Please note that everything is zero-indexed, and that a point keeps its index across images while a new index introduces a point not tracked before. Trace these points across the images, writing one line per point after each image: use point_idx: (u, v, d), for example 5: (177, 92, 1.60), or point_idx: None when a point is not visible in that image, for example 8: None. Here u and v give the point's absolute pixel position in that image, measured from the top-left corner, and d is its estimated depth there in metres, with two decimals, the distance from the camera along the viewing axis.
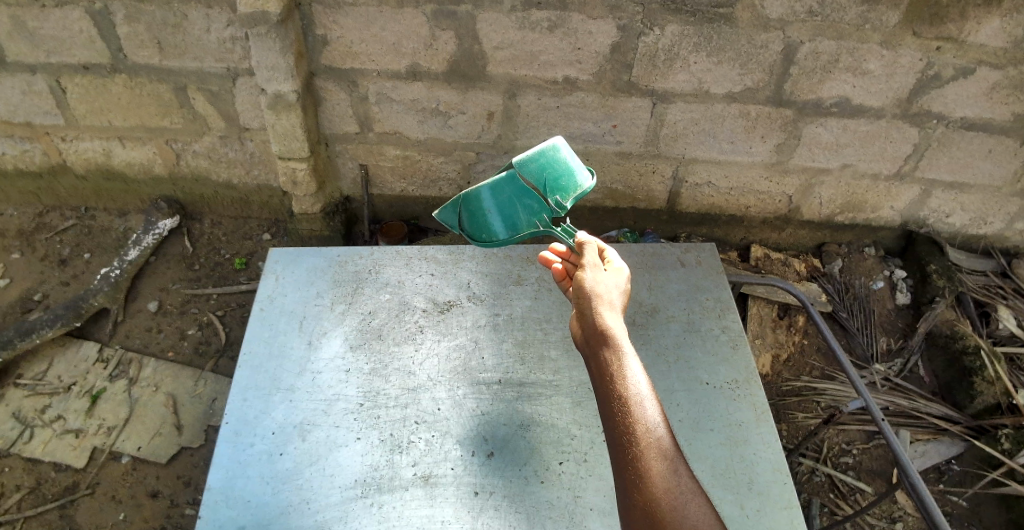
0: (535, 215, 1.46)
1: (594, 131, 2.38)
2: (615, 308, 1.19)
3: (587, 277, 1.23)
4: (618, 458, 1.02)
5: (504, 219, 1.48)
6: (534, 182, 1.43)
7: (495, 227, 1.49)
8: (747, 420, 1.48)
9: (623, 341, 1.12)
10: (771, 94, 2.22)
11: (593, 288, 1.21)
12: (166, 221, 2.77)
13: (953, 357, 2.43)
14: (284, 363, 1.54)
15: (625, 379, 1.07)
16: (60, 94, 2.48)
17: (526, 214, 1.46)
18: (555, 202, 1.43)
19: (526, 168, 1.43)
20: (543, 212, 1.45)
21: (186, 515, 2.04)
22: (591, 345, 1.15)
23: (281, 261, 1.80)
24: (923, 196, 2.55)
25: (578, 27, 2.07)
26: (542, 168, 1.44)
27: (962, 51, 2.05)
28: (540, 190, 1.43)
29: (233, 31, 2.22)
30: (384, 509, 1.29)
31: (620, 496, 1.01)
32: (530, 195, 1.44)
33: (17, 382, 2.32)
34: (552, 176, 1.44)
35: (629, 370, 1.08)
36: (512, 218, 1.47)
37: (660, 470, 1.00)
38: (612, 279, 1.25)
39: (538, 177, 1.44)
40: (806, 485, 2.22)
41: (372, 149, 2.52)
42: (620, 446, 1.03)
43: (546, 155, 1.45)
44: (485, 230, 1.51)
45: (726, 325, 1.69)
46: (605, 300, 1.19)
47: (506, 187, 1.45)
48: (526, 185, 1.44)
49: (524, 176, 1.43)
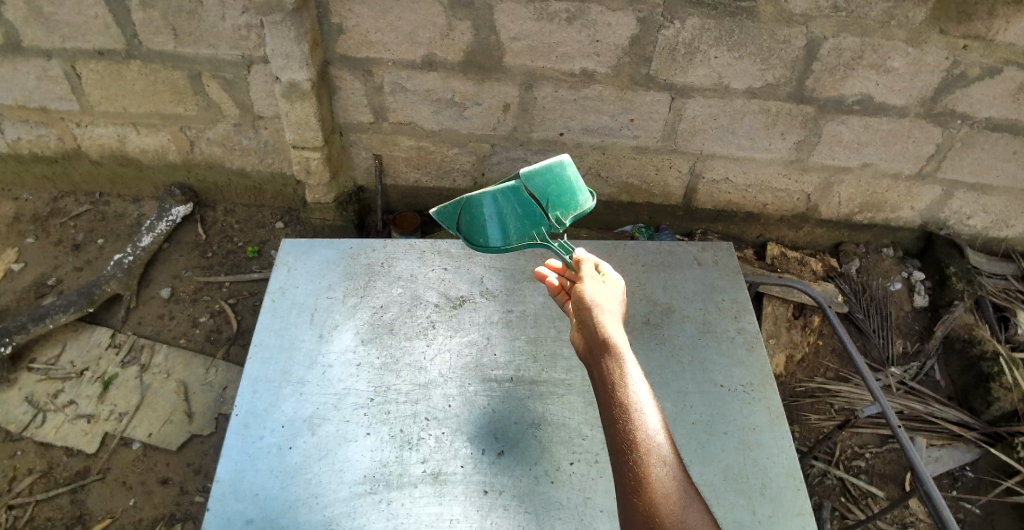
0: (533, 228, 1.41)
1: (611, 125, 2.36)
2: (615, 318, 1.18)
3: (586, 288, 1.22)
4: (620, 464, 0.99)
5: (503, 230, 1.42)
6: (538, 196, 1.38)
7: (492, 234, 1.44)
8: (761, 424, 1.45)
9: (624, 350, 1.10)
10: (792, 90, 2.18)
11: (591, 297, 1.20)
12: (180, 208, 2.77)
13: (970, 363, 2.39)
14: (295, 356, 1.53)
15: (625, 386, 1.05)
16: (75, 80, 2.48)
17: (525, 226, 1.41)
18: (555, 218, 1.40)
19: (532, 181, 1.38)
20: (542, 225, 1.41)
21: (196, 503, 2.05)
22: (592, 354, 1.13)
23: (293, 252, 1.79)
24: (945, 197, 2.50)
25: (597, 19, 2.03)
26: (549, 183, 1.38)
27: (989, 50, 1.99)
28: (543, 204, 1.39)
29: (247, 18, 2.21)
30: (392, 506, 1.28)
31: (621, 501, 0.97)
32: (530, 214, 1.40)
33: (30, 366, 2.32)
34: (556, 192, 1.40)
35: (630, 378, 1.06)
36: (511, 228, 1.42)
37: (661, 476, 0.96)
38: (611, 289, 1.25)
39: (543, 191, 1.38)
40: (818, 488, 2.19)
41: (386, 140, 2.50)
42: (622, 452, 1.00)
43: (554, 172, 1.39)
44: (482, 236, 1.45)
45: (742, 327, 1.66)
46: (604, 310, 1.18)
47: (512, 197, 1.38)
48: (529, 202, 1.39)
49: (529, 189, 1.38)
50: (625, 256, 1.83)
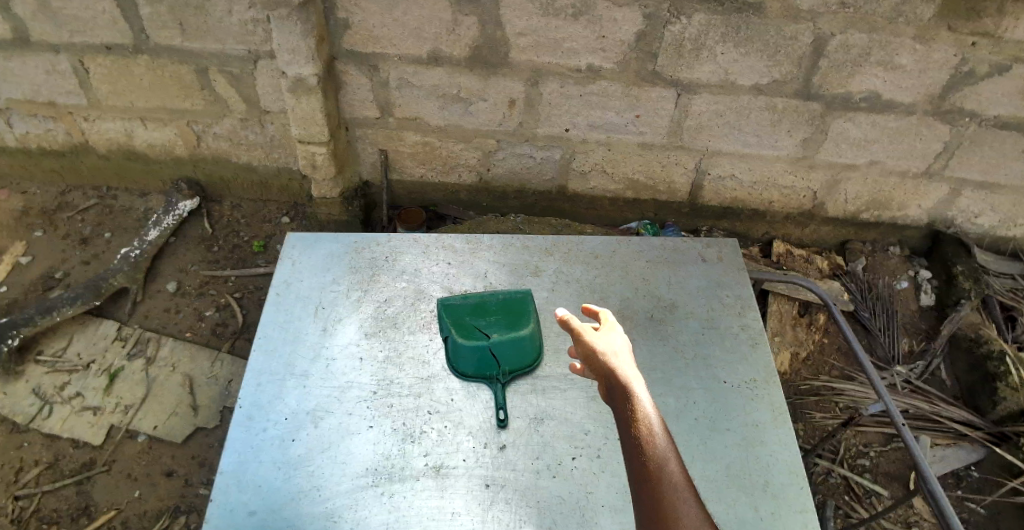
0: (488, 369, 1.48)
1: (617, 121, 2.35)
2: (626, 358, 1.19)
3: (591, 332, 1.22)
4: (640, 501, 1.01)
5: (460, 366, 1.48)
6: (509, 351, 1.49)
7: (462, 355, 1.48)
8: (765, 421, 1.45)
9: (637, 387, 1.12)
10: (798, 87, 2.17)
11: (599, 341, 1.21)
12: (187, 202, 2.79)
13: (976, 362, 2.37)
14: (298, 348, 1.52)
15: (640, 425, 1.06)
16: (83, 74, 2.50)
17: (486, 364, 1.48)
18: (505, 372, 1.48)
19: (515, 338, 1.50)
20: (495, 371, 1.48)
21: (200, 495, 2.06)
22: (608, 396, 1.15)
23: (298, 245, 1.78)
24: (952, 195, 2.49)
25: (603, 14, 2.03)
26: (523, 349, 1.51)
27: (998, 47, 1.98)
28: (506, 358, 1.49)
29: (254, 13, 2.22)
30: (395, 499, 1.27)
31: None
32: (491, 367, 1.48)
33: (37, 358, 2.34)
34: (521, 357, 1.50)
35: (643, 414, 1.07)
36: (476, 360, 1.48)
37: (681, 511, 0.97)
38: (618, 334, 1.24)
39: (515, 350, 1.50)
40: (821, 486, 2.18)
41: (392, 135, 2.50)
42: (641, 488, 1.01)
43: (525, 337, 1.51)
44: (455, 351, 1.50)
45: (746, 323, 1.65)
46: (612, 351, 1.18)
47: (483, 348, 1.47)
48: (494, 353, 1.48)
49: (506, 342, 1.49)
50: (629, 251, 1.83)
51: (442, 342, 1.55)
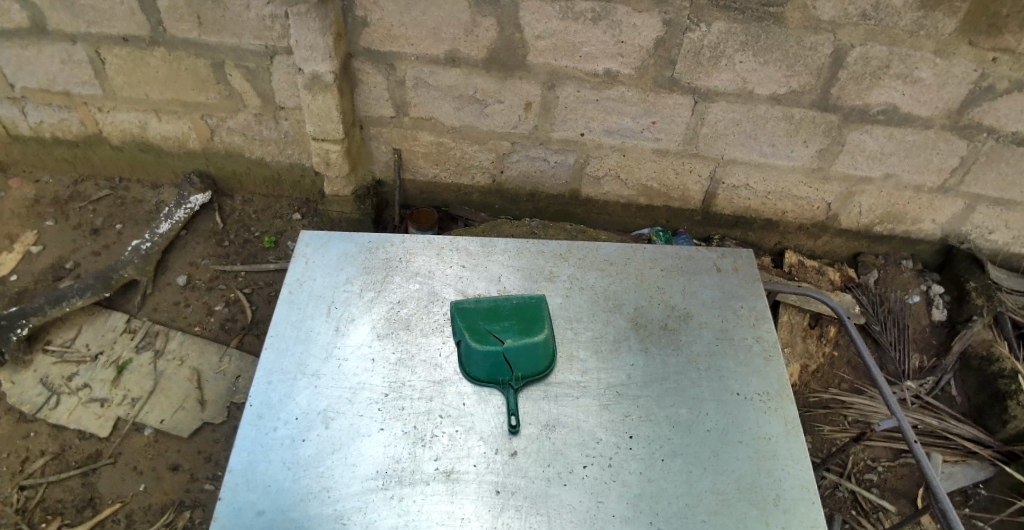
0: (500, 375, 1.46)
1: (632, 127, 2.34)
2: None
3: None
4: None
5: (472, 370, 1.47)
6: (521, 358, 1.46)
7: (475, 363, 1.46)
8: (778, 435, 1.43)
9: None
10: (816, 98, 2.16)
11: None
12: (198, 196, 2.80)
13: (986, 380, 2.34)
14: (309, 348, 1.51)
15: None
16: (99, 65, 2.50)
17: (498, 370, 1.46)
18: (517, 378, 1.46)
19: (527, 347, 1.46)
20: (507, 377, 1.46)
21: (206, 491, 2.06)
22: None
23: (311, 244, 1.77)
24: (967, 211, 2.47)
25: (623, 19, 2.02)
26: (537, 357, 1.48)
27: (1019, 63, 1.97)
28: (518, 364, 1.46)
29: (273, 9, 2.22)
30: (405, 502, 1.27)
31: None
32: (504, 372, 1.46)
33: (46, 348, 2.34)
34: (533, 363, 1.48)
35: None
36: (489, 367, 1.46)
37: None
38: None
39: (528, 357, 1.47)
40: (829, 500, 2.17)
41: (406, 134, 2.50)
42: None
43: (539, 343, 1.47)
44: (468, 357, 1.47)
45: (760, 336, 1.64)
46: None
47: (495, 354, 1.44)
48: (507, 360, 1.45)
49: (518, 350, 1.45)
50: (643, 259, 1.82)
51: (455, 346, 1.53)
